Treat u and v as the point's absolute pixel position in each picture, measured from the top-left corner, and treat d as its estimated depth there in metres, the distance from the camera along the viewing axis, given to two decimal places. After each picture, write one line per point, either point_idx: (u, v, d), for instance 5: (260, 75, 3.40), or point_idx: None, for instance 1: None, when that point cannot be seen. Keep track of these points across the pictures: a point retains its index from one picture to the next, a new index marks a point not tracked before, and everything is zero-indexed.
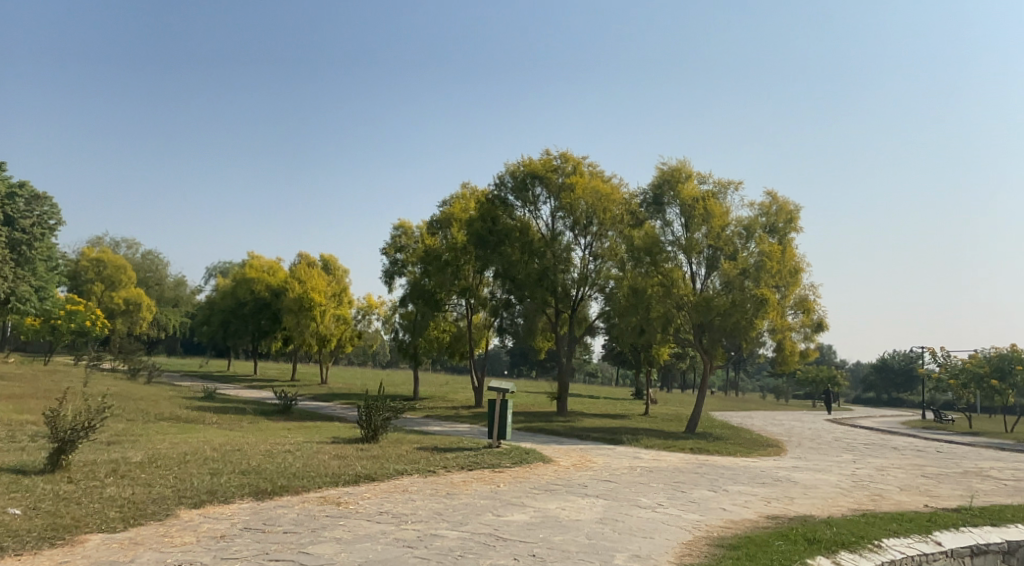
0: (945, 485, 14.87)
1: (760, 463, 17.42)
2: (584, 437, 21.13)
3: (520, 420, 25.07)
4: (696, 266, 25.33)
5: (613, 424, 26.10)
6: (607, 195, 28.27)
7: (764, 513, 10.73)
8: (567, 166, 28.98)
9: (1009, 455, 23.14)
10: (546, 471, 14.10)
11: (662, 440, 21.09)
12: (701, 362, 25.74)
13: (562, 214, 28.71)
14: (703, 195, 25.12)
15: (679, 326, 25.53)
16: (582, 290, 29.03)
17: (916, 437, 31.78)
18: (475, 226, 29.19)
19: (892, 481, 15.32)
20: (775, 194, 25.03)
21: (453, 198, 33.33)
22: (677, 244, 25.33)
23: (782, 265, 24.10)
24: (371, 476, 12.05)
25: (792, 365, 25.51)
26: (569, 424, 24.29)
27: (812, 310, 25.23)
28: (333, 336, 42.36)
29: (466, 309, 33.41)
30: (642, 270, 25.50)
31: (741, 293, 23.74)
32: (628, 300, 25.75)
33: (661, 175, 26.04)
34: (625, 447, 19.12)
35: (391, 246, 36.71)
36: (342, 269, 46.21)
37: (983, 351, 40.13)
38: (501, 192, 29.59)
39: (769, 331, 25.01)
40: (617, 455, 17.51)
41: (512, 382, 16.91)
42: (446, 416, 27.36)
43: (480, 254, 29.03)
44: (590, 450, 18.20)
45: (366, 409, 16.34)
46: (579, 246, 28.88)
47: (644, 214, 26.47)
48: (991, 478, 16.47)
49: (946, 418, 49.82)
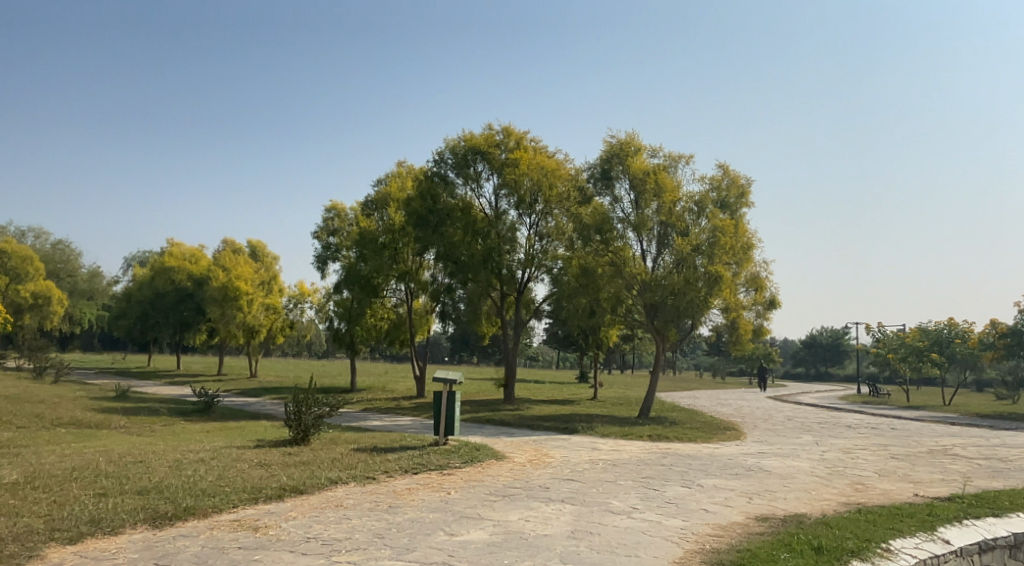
0: (922, 468, 14.03)
1: (725, 450, 16.35)
2: (535, 427, 19.77)
3: (466, 410, 23.56)
4: (647, 244, 24.16)
5: (563, 411, 24.87)
6: (553, 171, 26.86)
7: (751, 513, 9.50)
8: (510, 141, 27.45)
9: (963, 430, 22.86)
10: (500, 471, 12.63)
11: (617, 427, 19.90)
12: (654, 344, 24.66)
13: (506, 191, 27.10)
14: (653, 169, 23.89)
15: (630, 306, 24.39)
16: (527, 272, 27.42)
17: (862, 413, 31.68)
18: (414, 205, 27.41)
19: (867, 465, 14.41)
20: (728, 168, 23.94)
21: (389, 176, 31.43)
22: (626, 221, 24.07)
23: (736, 241, 23.05)
24: (298, 488, 10.33)
25: (746, 345, 24.71)
26: (518, 413, 22.89)
27: (764, 287, 24.34)
28: (261, 326, 39.61)
29: (406, 295, 31.56)
30: (590, 248, 24.22)
31: (694, 271, 22.66)
32: (577, 281, 24.49)
33: (609, 149, 24.66)
34: (580, 438, 17.84)
35: (323, 229, 34.51)
36: (271, 256, 43.73)
37: (921, 325, 40.55)
38: (440, 169, 27.79)
39: (723, 309, 24.07)
40: (574, 447, 16.17)
41: (458, 373, 15.33)
42: (385, 408, 25.66)
43: (419, 235, 27.33)
44: (544, 442, 16.81)
45: (295, 407, 14.54)
46: (524, 225, 27.38)
47: (591, 190, 25.07)
48: (961, 457, 15.79)
49: (882, 392, 50.56)
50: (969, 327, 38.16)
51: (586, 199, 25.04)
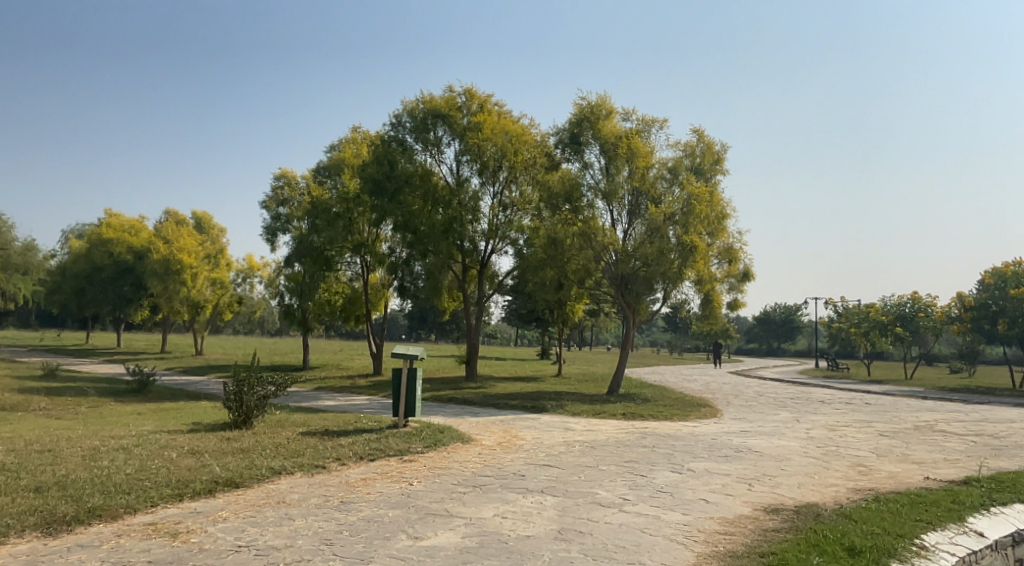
0: (918, 447, 13.16)
1: (707, 429, 15.28)
2: (501, 406, 18.48)
3: (426, 388, 22.14)
4: (617, 215, 22.92)
5: (528, 388, 23.63)
6: (517, 136, 25.34)
7: (758, 504, 8.33)
8: (472, 104, 25.81)
9: (938, 404, 22.34)
10: (467, 455, 11.27)
11: (588, 405, 18.71)
12: (624, 318, 23.47)
13: (467, 157, 25.49)
14: (625, 133, 22.58)
15: (600, 279, 23.18)
16: (490, 244, 25.92)
17: (829, 387, 31.25)
18: (370, 171, 25.68)
19: (860, 444, 13.47)
20: (703, 133, 22.69)
21: (343, 142, 29.51)
22: (596, 189, 22.78)
23: (711, 210, 21.94)
24: (233, 481, 8.82)
25: (719, 320, 23.74)
26: (480, 391, 21.58)
27: (738, 259, 23.29)
28: (207, 302, 37.71)
29: (362, 269, 29.86)
30: (558, 217, 22.94)
31: (667, 241, 21.52)
32: (544, 252, 23.19)
33: (579, 111, 23.23)
34: (550, 417, 16.61)
35: (272, 199, 32.52)
36: (217, 228, 41.49)
37: (885, 299, 40.31)
38: (397, 133, 26.06)
39: (696, 283, 22.98)
40: (545, 428, 14.91)
41: (418, 347, 13.87)
42: (338, 387, 24.08)
43: (376, 204, 25.66)
44: (513, 422, 15.53)
45: (236, 387, 12.97)
46: (487, 193, 25.83)
47: (559, 155, 23.64)
48: (952, 435, 14.98)
49: (840, 367, 50.70)
50: (932, 301, 37.99)
51: (553, 165, 23.62)
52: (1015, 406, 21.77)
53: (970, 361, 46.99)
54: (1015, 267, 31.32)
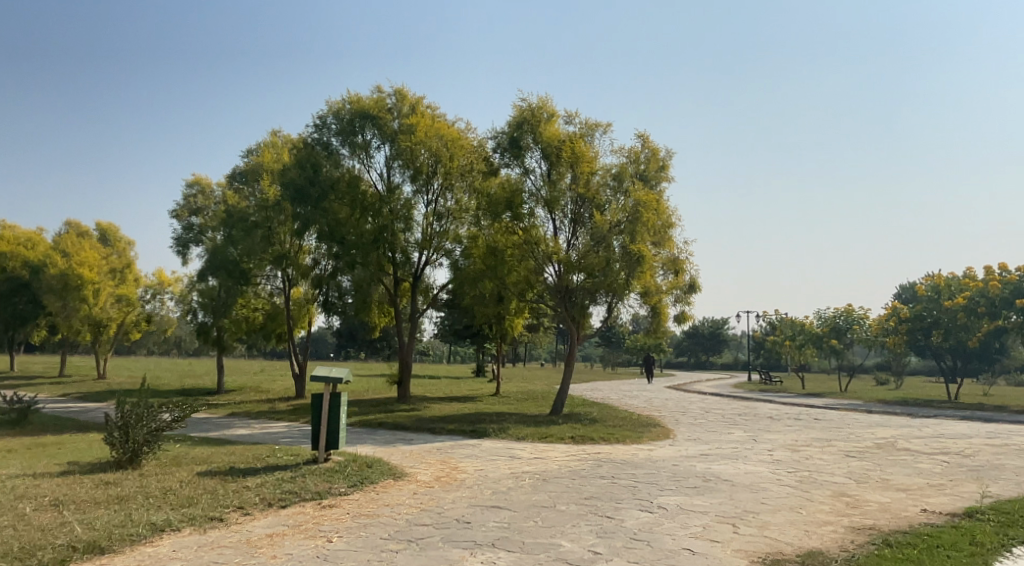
0: (894, 470, 12.13)
1: (665, 453, 13.93)
2: (436, 431, 16.73)
3: (353, 413, 20.15)
4: (560, 223, 21.62)
5: (464, 409, 21.91)
6: (452, 140, 23.72)
7: (753, 554, 6.93)
8: (403, 106, 24.09)
9: (887, 419, 21.75)
10: (399, 496, 9.56)
11: (532, 428, 17.15)
12: (568, 333, 22.04)
13: (398, 162, 23.68)
14: (568, 137, 21.27)
15: (542, 292, 21.78)
16: (423, 255, 24.10)
17: (769, 401, 30.65)
18: (291, 175, 23.50)
19: (832, 468, 12.34)
20: (648, 139, 21.54)
21: (262, 147, 27.26)
22: (536, 196, 21.40)
23: (659, 218, 20.81)
24: (97, 545, 6.88)
25: (665, 333, 22.62)
26: (413, 414, 19.77)
27: (683, 270, 22.17)
28: (111, 321, 34.58)
29: (283, 284, 27.58)
30: (496, 227, 21.44)
31: (613, 250, 20.29)
32: (483, 262, 21.63)
33: (518, 114, 21.81)
34: (491, 443, 14.99)
35: (183, 208, 29.93)
36: (125, 241, 38.43)
37: (819, 313, 40.33)
38: (322, 136, 24.00)
39: (642, 295, 21.80)
40: (488, 456, 13.28)
41: (343, 369, 12.04)
42: (253, 412, 21.81)
43: (298, 212, 23.57)
44: (451, 451, 13.83)
45: (121, 420, 10.92)
46: (419, 202, 23.98)
47: (497, 160, 22.16)
48: (920, 454, 14.08)
49: (773, 381, 50.76)
50: (864, 314, 38.19)
51: (491, 171, 22.11)
52: (963, 420, 21.34)
53: (898, 373, 47.69)
54: (947, 279, 31.56)
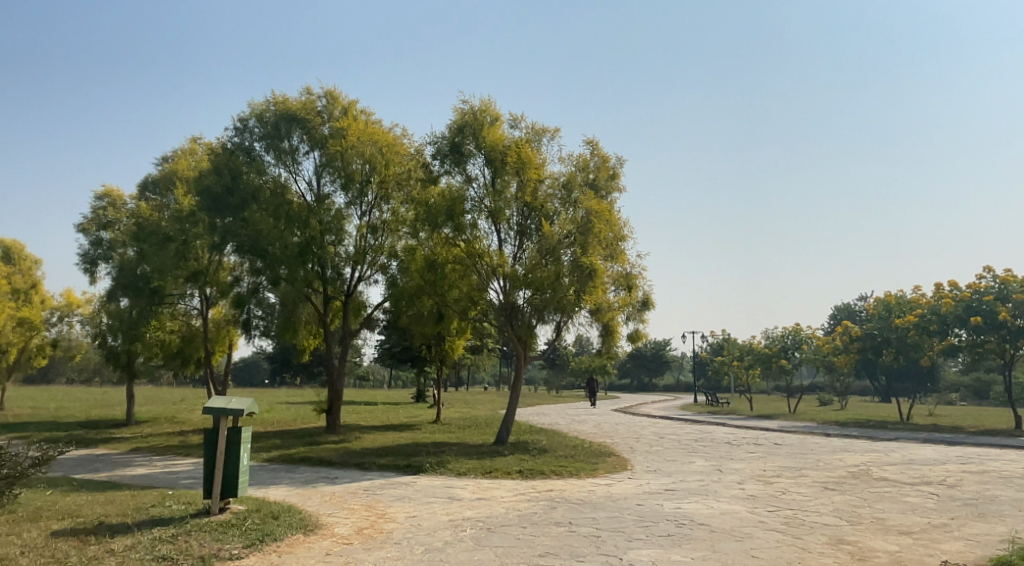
0: (884, 507, 10.73)
1: (626, 490, 12.24)
2: (365, 466, 14.72)
3: (273, 447, 17.92)
4: (504, 235, 20.00)
5: (400, 439, 19.88)
6: (388, 147, 21.74)
7: None
8: (335, 109, 22.03)
9: (849, 443, 20.69)
10: (309, 560, 7.61)
11: (475, 461, 15.27)
12: (515, 353, 20.33)
13: (329, 169, 21.45)
14: (513, 142, 19.71)
15: (485, 310, 20.06)
16: (356, 271, 21.97)
17: (721, 425, 29.49)
18: (206, 182, 21.11)
19: (815, 506, 10.86)
20: (598, 145, 20.07)
21: (178, 154, 24.90)
22: (479, 205, 19.69)
23: (611, 229, 19.38)
24: None
25: (616, 353, 21.12)
26: (341, 447, 17.66)
27: (636, 286, 20.78)
28: (10, 347, 31.21)
29: (202, 304, 25.06)
30: (436, 239, 19.71)
31: (563, 263, 18.78)
32: (421, 277, 20.00)
33: (459, 118, 20.14)
34: (427, 481, 13.08)
35: (90, 221, 27.17)
36: (31, 259, 35.14)
37: (766, 332, 39.71)
38: (243, 140, 21.59)
39: (593, 312, 20.28)
40: (422, 498, 11.36)
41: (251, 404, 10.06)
42: (159, 447, 19.30)
43: (215, 223, 21.10)
44: (380, 492, 11.86)
45: None
46: (352, 213, 21.83)
47: (437, 168, 20.38)
48: (903, 485, 12.79)
49: (719, 402, 50.03)
50: (812, 332, 37.73)
51: (430, 179, 20.30)
52: (926, 444, 20.40)
53: (842, 393, 47.51)
54: (897, 298, 31.09)
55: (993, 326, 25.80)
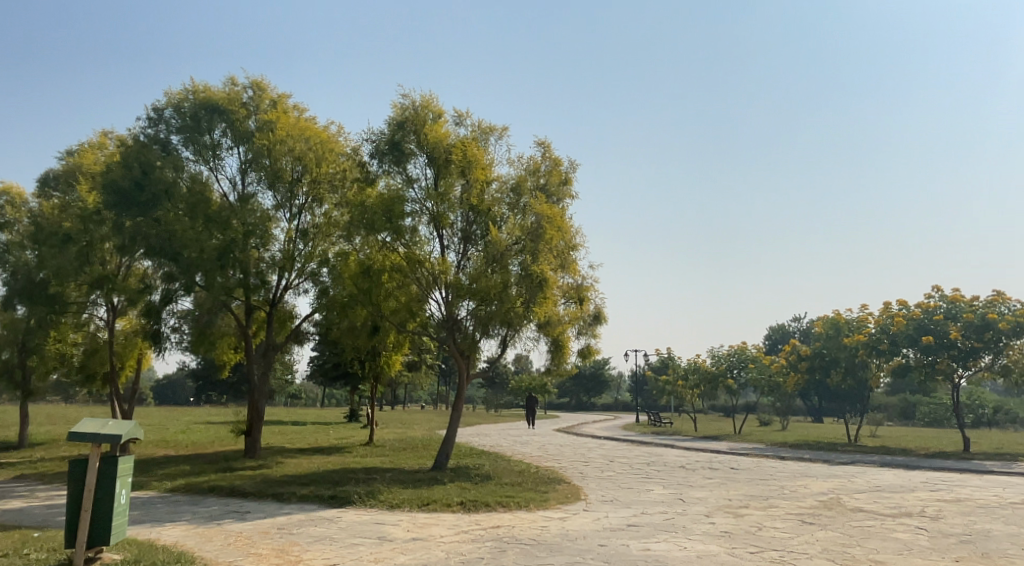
0: (876, 546, 9.52)
1: (585, 526, 10.70)
2: (283, 498, 12.79)
3: (182, 474, 15.76)
4: (448, 241, 18.44)
5: (329, 464, 17.96)
6: (321, 144, 19.85)
7: None
8: (263, 101, 20.03)
9: (806, 468, 19.74)
10: None
11: (411, 491, 13.49)
12: (456, 370, 18.73)
13: (254, 166, 19.39)
14: (459, 141, 18.16)
15: (425, 324, 18.36)
16: (283, 279, 19.93)
17: (670, 446, 28.38)
18: (113, 175, 18.68)
19: (800, 545, 9.57)
20: (549, 148, 18.71)
21: (84, 148, 22.48)
22: (421, 209, 18.05)
23: (563, 236, 18.00)
24: None
25: (566, 370, 19.68)
26: (259, 474, 15.62)
27: (588, 298, 19.46)
28: None
29: (109, 315, 22.48)
30: (369, 243, 17.93)
31: (510, 272, 17.30)
32: (354, 286, 18.16)
33: (399, 113, 18.50)
34: (355, 515, 11.29)
35: None
36: None
37: (711, 351, 39.05)
38: (158, 131, 19.33)
39: (542, 326, 18.81)
40: (347, 540, 9.58)
41: (139, 437, 8.27)
42: (48, 475, 16.83)
43: (122, 223, 18.70)
44: (296, 531, 9.99)
45: None
46: (280, 216, 19.81)
47: (375, 168, 18.62)
48: (885, 518, 11.68)
49: (662, 422, 49.19)
50: (757, 351, 37.21)
51: (366, 180, 18.56)
52: (884, 469, 19.59)
53: (782, 413, 47.37)
54: (845, 316, 30.75)
55: (943, 346, 25.50)
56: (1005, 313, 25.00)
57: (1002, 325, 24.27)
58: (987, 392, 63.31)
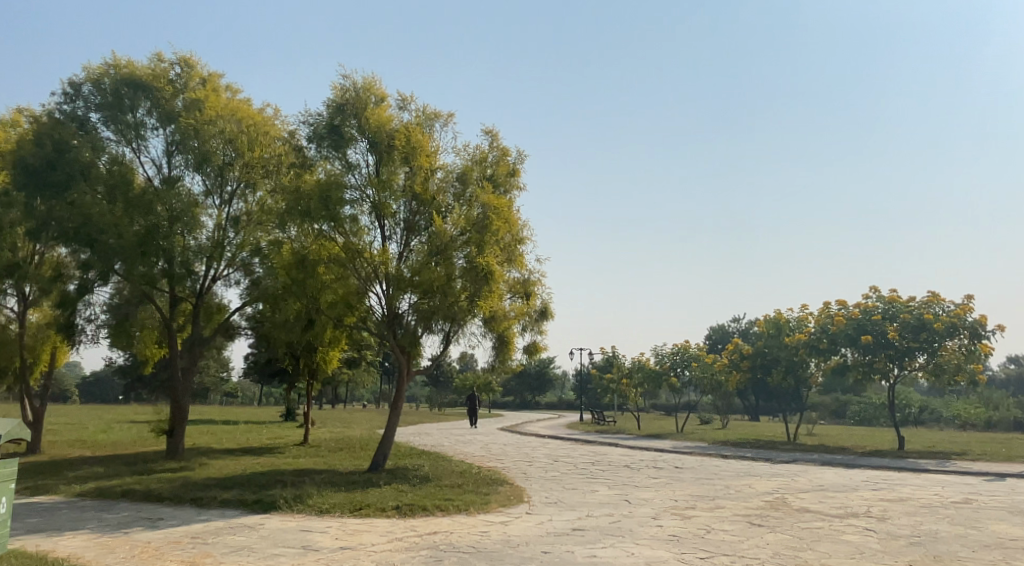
0: (828, 550, 9.19)
1: (527, 531, 10.10)
2: (203, 503, 11.84)
3: (94, 477, 14.59)
4: (389, 232, 17.63)
5: (258, 465, 16.96)
6: (254, 127, 18.85)
7: None
8: (192, 80, 18.86)
9: (750, 467, 19.60)
10: None
11: (344, 494, 12.68)
12: (396, 367, 17.96)
13: (181, 148, 18.20)
14: (402, 127, 17.37)
15: (364, 318, 17.54)
16: (212, 270, 18.81)
17: (614, 445, 28.09)
18: (23, 154, 17.24)
19: (751, 549, 9.17)
20: (497, 137, 18.08)
21: None
22: (361, 197, 17.21)
23: (510, 228, 17.37)
24: None
25: (510, 368, 19.08)
26: (179, 477, 14.57)
27: (534, 294, 18.91)
28: None
29: (19, 305, 20.89)
30: (304, 232, 16.95)
31: (455, 265, 16.58)
32: (287, 276, 17.14)
33: (339, 96, 17.61)
34: (280, 522, 10.45)
35: None
36: None
37: (655, 350, 39.05)
38: (75, 108, 17.94)
39: (487, 322, 18.17)
40: (268, 549, 8.77)
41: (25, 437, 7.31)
42: None
43: (34, 206, 17.29)
44: (212, 541, 9.11)
45: None
46: (209, 202, 18.68)
47: (313, 153, 17.67)
48: (833, 519, 11.43)
49: (605, 421, 49.12)
50: (701, 350, 37.32)
51: (302, 164, 17.55)
52: (826, 468, 19.59)
53: (723, 412, 47.80)
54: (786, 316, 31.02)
55: (881, 346, 25.86)
56: (940, 314, 25.44)
57: (937, 325, 24.70)
58: (915, 392, 65.48)
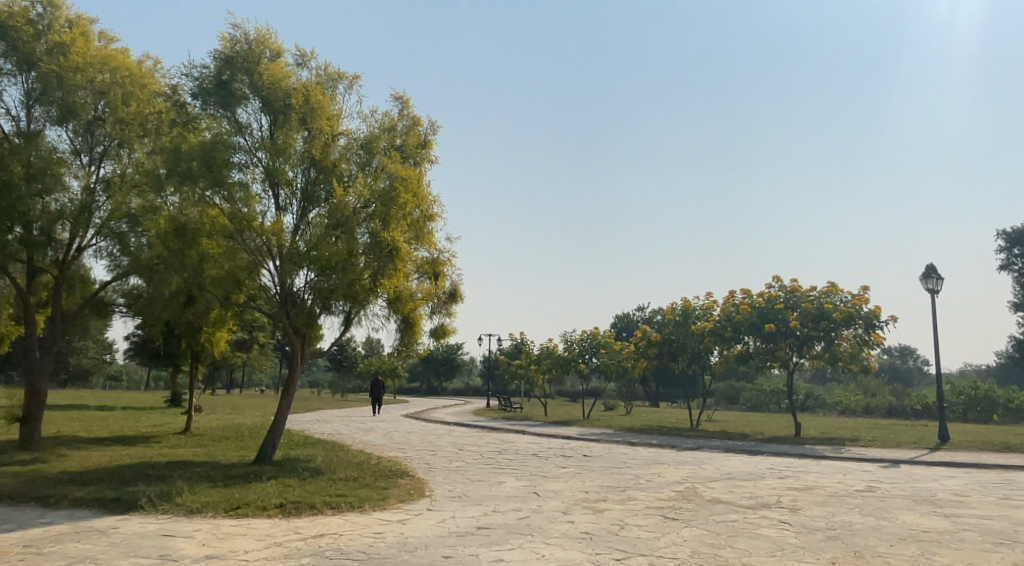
0: (747, 547, 8.63)
1: (426, 531, 9.10)
2: (50, 502, 10.22)
3: None
4: (284, 202, 16.15)
5: (128, 456, 15.23)
6: (130, 78, 16.96)
7: None
8: (57, 22, 16.67)
9: (658, 455, 19.25)
10: None
11: (221, 490, 11.30)
12: (291, 350, 16.54)
13: (42, 98, 16.04)
14: (300, 86, 15.88)
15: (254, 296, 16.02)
16: (77, 237, 16.76)
17: (521, 433, 27.40)
18: None
19: (668, 547, 8.51)
20: (407, 104, 16.87)
21: None
22: (252, 162, 15.66)
23: (418, 202, 16.20)
24: None
25: (415, 352, 17.97)
26: (29, 471, 12.76)
27: (443, 274, 17.85)
28: None
29: None
30: (186, 197, 15.23)
31: (357, 240, 15.30)
32: (164, 246, 15.33)
33: (229, 49, 15.93)
34: (140, 525, 9.04)
35: None
36: None
37: (564, 337, 38.71)
38: None
39: (392, 302, 16.98)
40: (117, 560, 7.41)
41: None
42: None
43: None
44: (47, 551, 7.64)
45: None
46: (75, 162, 16.61)
47: (198, 111, 15.92)
48: (747, 511, 10.98)
49: (511, 407, 48.65)
50: (609, 337, 37.19)
51: (185, 122, 15.77)
52: (732, 455, 19.47)
53: (628, 399, 48.15)
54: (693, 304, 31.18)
55: (783, 334, 26.26)
56: (839, 304, 26.00)
57: (836, 314, 25.23)
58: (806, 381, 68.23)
